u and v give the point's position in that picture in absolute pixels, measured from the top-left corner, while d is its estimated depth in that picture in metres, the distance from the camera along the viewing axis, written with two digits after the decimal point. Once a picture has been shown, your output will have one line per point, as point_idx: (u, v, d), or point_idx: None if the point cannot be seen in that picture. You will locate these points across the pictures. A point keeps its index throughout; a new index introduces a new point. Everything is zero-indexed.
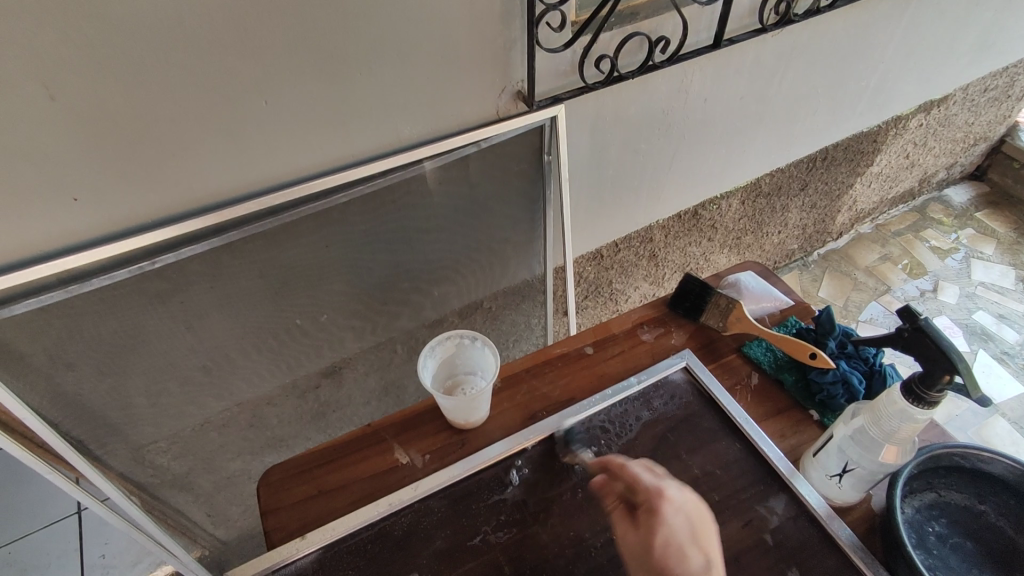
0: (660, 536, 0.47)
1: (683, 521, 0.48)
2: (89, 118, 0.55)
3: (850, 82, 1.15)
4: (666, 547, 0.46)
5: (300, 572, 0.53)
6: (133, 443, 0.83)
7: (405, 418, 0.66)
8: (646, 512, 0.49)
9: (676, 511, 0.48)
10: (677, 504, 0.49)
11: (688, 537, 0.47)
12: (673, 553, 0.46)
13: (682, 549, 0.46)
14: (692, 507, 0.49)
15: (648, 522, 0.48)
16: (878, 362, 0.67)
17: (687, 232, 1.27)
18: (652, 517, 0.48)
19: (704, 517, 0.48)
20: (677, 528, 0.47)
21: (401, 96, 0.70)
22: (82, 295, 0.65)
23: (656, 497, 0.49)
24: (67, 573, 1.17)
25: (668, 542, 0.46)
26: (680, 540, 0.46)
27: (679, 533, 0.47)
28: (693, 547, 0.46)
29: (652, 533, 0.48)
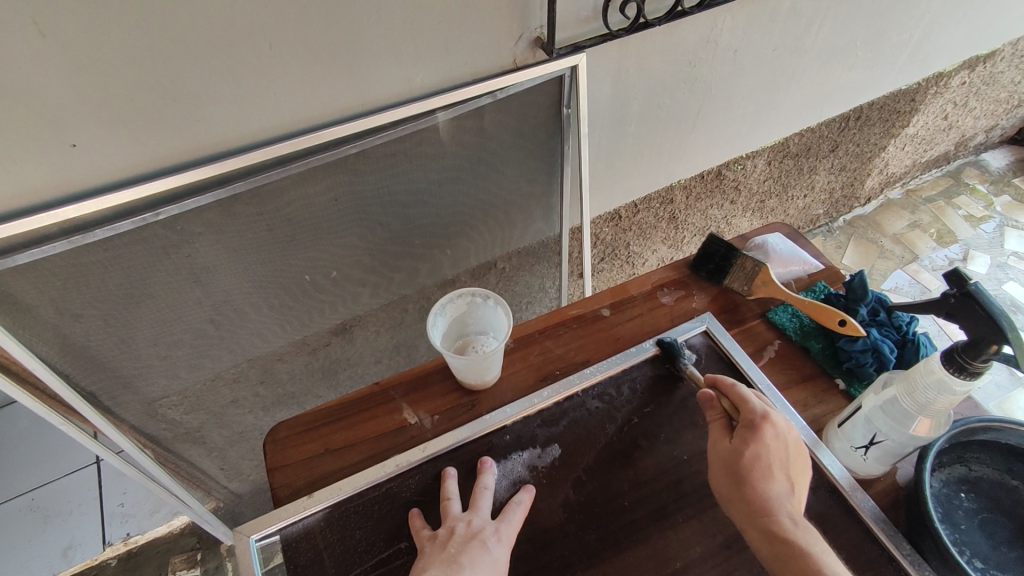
0: (752, 448, 0.51)
1: (781, 447, 0.52)
2: (82, 57, 0.52)
3: (891, 34, 1.08)
4: (758, 463, 0.51)
5: (308, 529, 0.53)
6: (144, 397, 0.83)
7: (415, 377, 0.64)
8: (745, 427, 0.53)
9: (776, 437, 0.52)
10: (782, 430, 0.52)
11: (780, 461, 0.51)
12: (762, 468, 0.50)
13: (772, 468, 0.50)
14: (795, 439, 0.52)
15: (745, 436, 0.52)
16: (912, 331, 0.64)
17: (709, 193, 1.22)
18: (750, 432, 0.52)
19: (801, 449, 0.52)
20: (774, 450, 0.51)
21: (413, 41, 0.66)
22: (85, 246, 0.64)
23: (762, 419, 0.52)
24: (88, 520, 1.20)
25: (758, 458, 0.51)
26: (771, 462, 0.51)
27: (775, 453, 0.51)
28: (783, 473, 0.50)
29: (746, 445, 0.52)
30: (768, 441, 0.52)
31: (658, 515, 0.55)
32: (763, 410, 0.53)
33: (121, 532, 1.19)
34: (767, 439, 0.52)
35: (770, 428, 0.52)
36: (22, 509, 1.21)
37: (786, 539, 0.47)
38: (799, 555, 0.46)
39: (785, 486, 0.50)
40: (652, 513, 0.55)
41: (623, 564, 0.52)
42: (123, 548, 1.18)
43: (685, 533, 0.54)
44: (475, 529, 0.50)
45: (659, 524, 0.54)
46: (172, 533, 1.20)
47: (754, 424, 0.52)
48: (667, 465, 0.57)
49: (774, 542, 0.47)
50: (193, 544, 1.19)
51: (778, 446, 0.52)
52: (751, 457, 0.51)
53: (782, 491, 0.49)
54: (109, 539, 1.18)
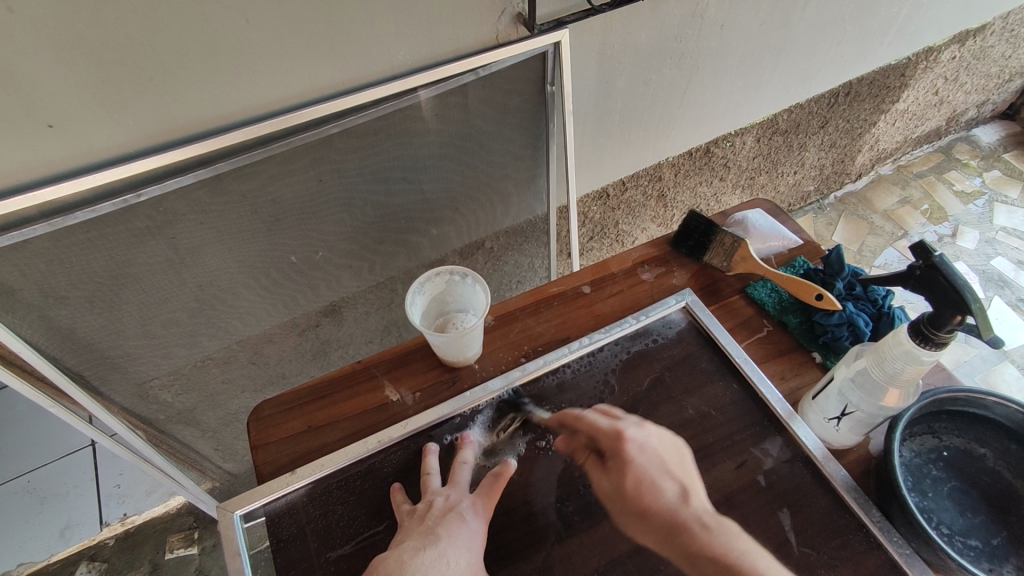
0: (629, 475, 0.51)
1: (653, 453, 0.52)
2: (52, 34, 0.51)
3: (880, 8, 1.07)
4: (637, 483, 0.50)
5: (291, 505, 0.54)
6: (134, 379, 0.84)
7: (397, 356, 0.65)
8: (613, 453, 0.53)
9: (640, 450, 0.52)
10: (640, 440, 0.52)
11: (658, 469, 0.51)
12: (646, 486, 0.50)
13: (654, 480, 0.50)
14: (654, 437, 0.53)
15: (617, 464, 0.52)
16: (887, 304, 0.65)
17: (698, 170, 1.22)
18: (616, 456, 0.52)
19: (666, 443, 0.53)
20: (647, 465, 0.51)
21: (391, 18, 0.65)
22: (67, 229, 0.63)
23: (617, 437, 0.52)
24: (85, 501, 1.22)
25: (638, 480, 0.50)
26: (649, 472, 0.51)
27: (649, 468, 0.51)
28: (668, 477, 0.50)
29: (624, 471, 0.51)
30: (635, 455, 0.51)
31: None
32: (613, 428, 0.53)
33: (118, 513, 1.21)
34: (633, 454, 0.52)
35: (628, 443, 0.52)
36: (19, 491, 1.22)
37: (705, 553, 0.46)
38: (716, 563, 0.45)
39: (672, 488, 0.50)
40: None
41: (602, 535, 0.54)
42: (120, 528, 1.20)
43: None
44: (451, 503, 0.52)
45: None
46: (169, 512, 1.22)
47: (617, 447, 0.52)
48: None
49: (697, 562, 0.46)
50: (190, 524, 1.21)
51: (649, 455, 0.52)
52: (632, 480, 0.50)
53: (670, 497, 0.49)
54: (106, 519, 1.20)
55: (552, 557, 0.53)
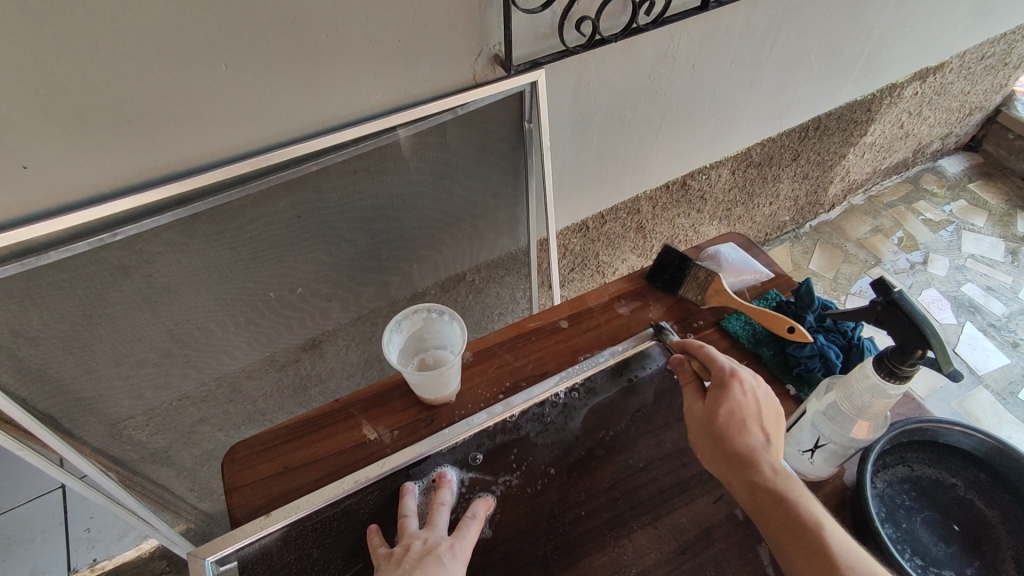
0: (726, 405, 0.54)
1: (752, 400, 0.55)
2: (28, 78, 0.52)
3: (843, 48, 1.12)
4: (733, 420, 0.54)
5: (265, 550, 0.53)
6: (107, 420, 0.82)
7: (374, 394, 0.65)
8: (716, 388, 0.56)
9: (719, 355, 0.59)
10: (749, 388, 0.55)
11: (752, 414, 0.54)
12: (737, 422, 0.54)
13: (746, 421, 0.54)
14: (763, 393, 0.55)
15: (716, 396, 0.55)
16: (856, 336, 0.66)
17: (676, 203, 1.25)
18: (721, 392, 0.55)
19: (772, 402, 0.55)
20: (746, 406, 0.54)
21: (371, 59, 0.66)
22: (40, 268, 0.63)
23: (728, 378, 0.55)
24: (53, 547, 1.18)
25: (731, 415, 0.54)
26: (744, 415, 0.54)
27: (747, 409, 0.54)
28: (757, 425, 0.54)
29: (719, 404, 0.55)
30: (739, 395, 0.55)
31: (615, 523, 0.56)
32: (729, 369, 0.56)
33: (88, 558, 1.16)
34: (735, 394, 0.55)
35: (736, 385, 0.55)
36: None
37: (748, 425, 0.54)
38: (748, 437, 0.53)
39: (762, 438, 0.53)
40: (608, 522, 0.56)
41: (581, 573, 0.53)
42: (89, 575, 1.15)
43: (641, 540, 0.55)
44: (430, 545, 0.51)
45: (615, 532, 0.56)
46: (141, 556, 1.18)
47: (723, 383, 0.56)
48: (623, 475, 0.59)
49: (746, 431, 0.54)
50: (163, 568, 1.17)
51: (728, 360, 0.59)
52: (726, 415, 0.54)
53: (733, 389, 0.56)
54: (75, 566, 1.16)
55: None
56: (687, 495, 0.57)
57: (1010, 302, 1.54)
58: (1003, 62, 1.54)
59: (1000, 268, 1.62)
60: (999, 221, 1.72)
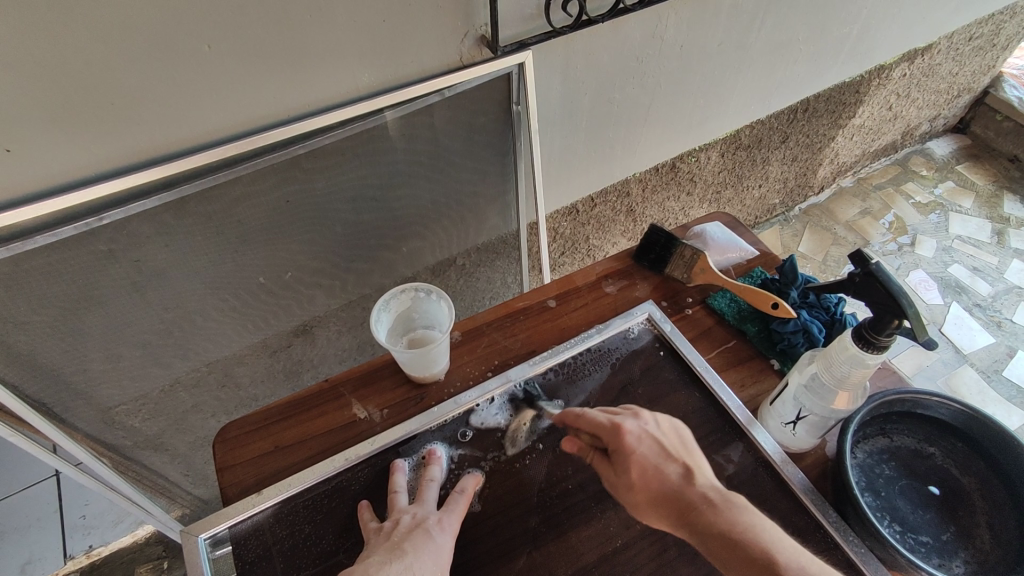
0: (635, 463, 0.52)
1: (647, 442, 0.54)
2: (8, 60, 0.51)
3: (831, 29, 1.12)
4: (645, 474, 0.52)
5: (258, 526, 0.54)
6: (99, 405, 0.82)
7: (363, 374, 0.65)
8: (615, 449, 0.54)
9: (624, 424, 0.55)
10: (640, 426, 0.55)
11: (658, 456, 0.53)
12: (651, 475, 0.52)
13: (655, 466, 0.52)
14: (651, 425, 0.55)
15: (621, 456, 0.54)
16: (839, 311, 0.67)
17: (665, 186, 1.25)
18: (620, 446, 0.54)
19: (666, 430, 0.55)
20: (647, 450, 0.53)
21: (356, 40, 0.66)
22: (27, 253, 0.63)
23: (615, 430, 0.55)
24: (48, 534, 1.18)
25: (643, 468, 0.52)
26: (649, 459, 0.53)
27: (650, 455, 0.53)
28: (669, 461, 0.52)
29: (626, 462, 0.53)
30: (636, 447, 0.54)
31: (601, 496, 0.57)
32: (611, 422, 0.55)
33: (84, 545, 1.17)
34: (633, 445, 0.54)
35: (626, 433, 0.54)
36: None
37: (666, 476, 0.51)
38: (682, 501, 0.50)
39: (677, 472, 0.52)
40: (594, 496, 0.57)
41: (568, 545, 0.54)
42: (85, 561, 1.16)
43: (626, 511, 0.56)
44: (419, 519, 0.52)
45: (602, 505, 0.57)
46: (137, 542, 1.19)
47: (615, 439, 0.54)
48: None
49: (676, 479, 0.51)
50: (159, 553, 1.18)
51: (644, 443, 0.54)
52: (641, 470, 0.52)
53: (634, 433, 0.54)
54: (71, 552, 1.16)
55: (522, 570, 0.53)
56: None
57: (996, 282, 1.56)
58: (991, 43, 1.55)
59: (987, 249, 1.63)
60: (986, 202, 1.74)
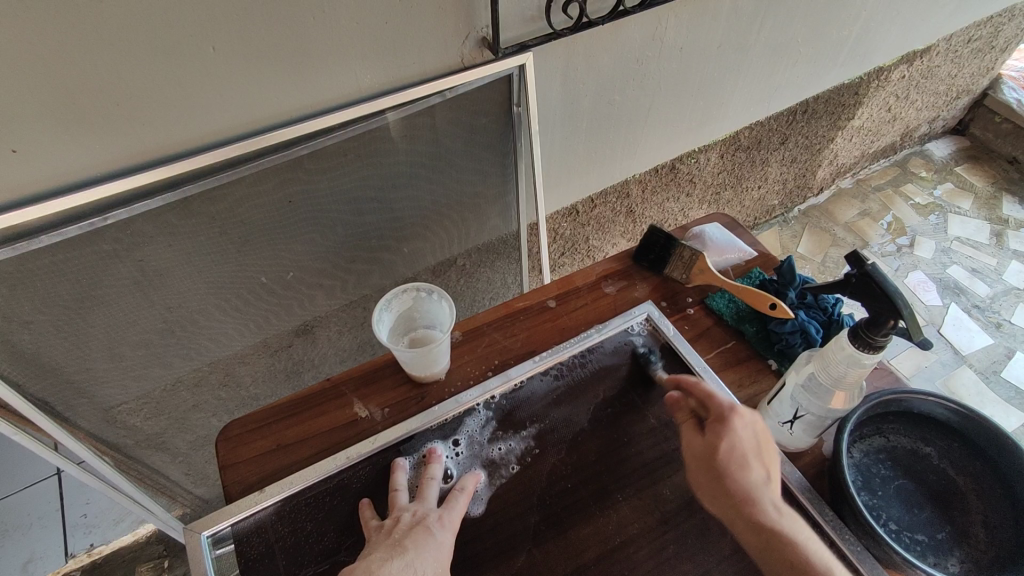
0: (727, 441, 0.52)
1: (751, 434, 0.53)
2: (14, 61, 0.52)
3: (831, 31, 1.12)
4: (734, 457, 0.51)
5: (260, 524, 0.54)
6: (102, 404, 0.83)
7: (365, 373, 0.66)
8: (716, 422, 0.53)
9: (744, 424, 0.53)
10: (749, 423, 0.53)
11: (752, 450, 0.52)
12: (736, 459, 0.52)
13: (746, 458, 0.51)
14: (759, 426, 0.53)
15: (716, 432, 0.53)
16: (837, 311, 0.67)
17: (665, 187, 1.26)
18: (721, 427, 0.53)
19: (767, 439, 0.53)
20: (746, 440, 0.52)
21: (358, 42, 0.67)
22: (32, 253, 0.63)
23: (729, 412, 0.53)
24: (50, 533, 1.19)
25: (733, 451, 0.52)
26: (744, 450, 0.52)
27: (745, 443, 0.52)
28: (756, 458, 0.52)
29: (721, 441, 0.52)
30: (739, 431, 0.52)
31: (600, 494, 0.57)
32: (729, 404, 0.53)
33: (85, 543, 1.17)
34: (736, 428, 0.52)
35: (737, 420, 0.52)
36: None
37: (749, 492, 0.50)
38: (754, 503, 0.50)
39: (761, 474, 0.51)
40: (593, 494, 0.58)
41: (567, 543, 0.55)
42: (87, 559, 1.16)
43: (625, 510, 0.56)
44: (420, 516, 0.52)
45: (601, 503, 0.57)
46: (138, 541, 1.19)
47: (723, 417, 0.53)
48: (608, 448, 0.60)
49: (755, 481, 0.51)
50: (161, 552, 1.18)
51: (748, 433, 0.53)
52: (727, 453, 0.52)
53: (741, 430, 0.52)
54: (73, 550, 1.17)
55: (522, 568, 0.54)
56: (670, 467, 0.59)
57: (994, 283, 1.57)
58: (990, 45, 1.55)
59: (986, 250, 1.64)
60: (985, 204, 1.74)
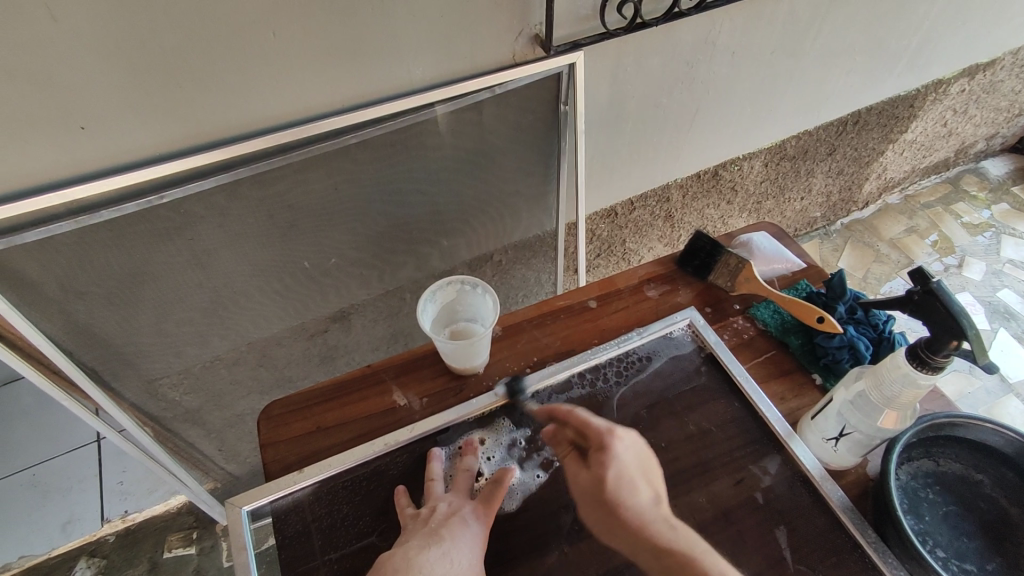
0: (612, 469, 0.52)
1: (632, 457, 0.54)
2: (87, 41, 0.54)
3: (889, 40, 1.09)
4: (620, 482, 0.52)
5: (297, 503, 0.55)
6: (145, 377, 0.85)
7: (404, 362, 0.66)
8: (597, 449, 0.54)
9: (624, 447, 0.54)
10: (625, 445, 0.54)
11: (636, 472, 0.53)
12: (624, 484, 0.52)
13: (634, 482, 0.52)
14: (638, 446, 0.55)
15: (599, 459, 0.53)
16: (888, 329, 0.66)
17: (706, 193, 1.24)
18: (603, 455, 0.53)
19: (647, 455, 0.55)
20: (627, 463, 0.53)
21: (413, 35, 0.67)
22: (91, 226, 0.66)
23: (605, 437, 0.54)
24: (87, 496, 1.23)
25: (619, 476, 0.52)
26: (629, 474, 0.53)
27: (629, 467, 0.53)
28: (642, 482, 0.53)
29: (603, 467, 0.53)
30: (620, 454, 0.53)
31: None
32: (605, 428, 0.54)
33: (120, 510, 1.21)
34: (618, 452, 0.53)
35: (615, 443, 0.53)
36: (24, 483, 1.24)
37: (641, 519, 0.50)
38: (645, 525, 0.50)
39: (648, 496, 0.52)
40: None
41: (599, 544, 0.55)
42: (121, 525, 1.20)
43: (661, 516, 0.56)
44: (455, 507, 0.53)
45: None
46: (169, 511, 1.23)
47: (602, 444, 0.54)
48: None
49: (640, 508, 0.51)
50: (190, 523, 1.22)
51: (627, 457, 0.54)
52: (614, 479, 0.52)
53: (621, 453, 0.53)
54: (107, 516, 1.21)
55: (553, 565, 0.53)
56: (707, 476, 0.58)
57: None
58: None
59: None
60: None
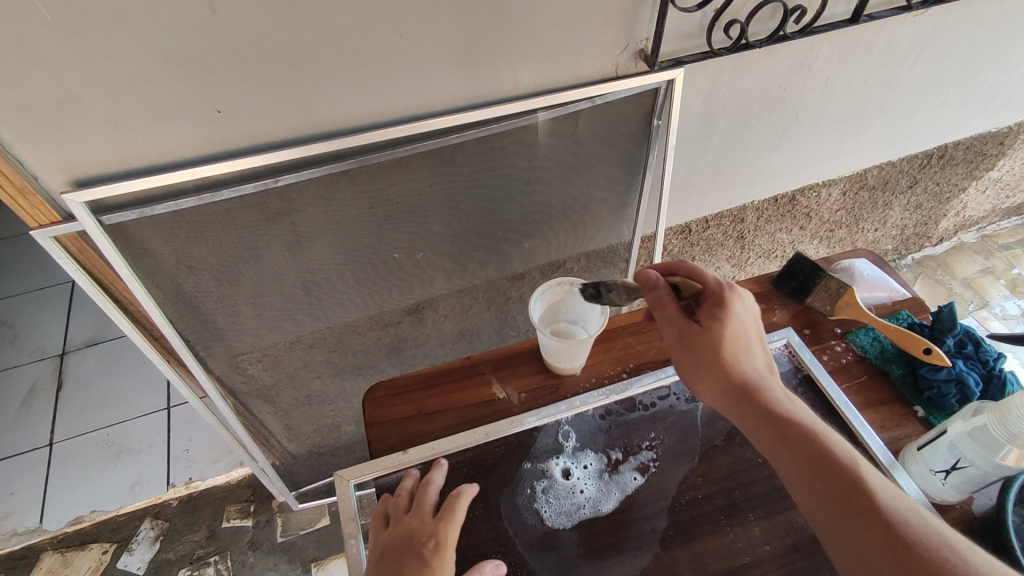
0: (726, 320, 0.57)
1: (746, 319, 0.59)
2: (239, 32, 0.58)
3: (987, 75, 1.07)
4: (734, 339, 0.57)
5: (402, 481, 0.62)
6: (232, 350, 0.89)
7: (501, 357, 0.73)
8: (714, 301, 0.59)
9: (743, 308, 0.58)
10: (743, 305, 0.59)
11: (749, 339, 0.58)
12: (740, 347, 0.57)
13: (751, 346, 0.57)
14: (753, 312, 0.60)
15: (716, 312, 0.58)
16: (998, 367, 0.65)
17: (780, 218, 1.23)
18: (720, 308, 0.58)
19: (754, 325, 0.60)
20: (743, 326, 0.58)
21: (527, 43, 0.70)
22: (212, 204, 0.70)
23: (726, 291, 0.59)
24: (154, 461, 1.29)
25: (736, 336, 0.57)
26: (747, 339, 0.58)
27: (744, 334, 0.58)
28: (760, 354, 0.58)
29: (720, 322, 0.58)
30: (736, 313, 0.58)
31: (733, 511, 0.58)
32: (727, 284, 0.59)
33: (184, 476, 1.27)
34: (735, 310, 0.58)
35: (736, 299, 0.58)
36: (98, 443, 1.31)
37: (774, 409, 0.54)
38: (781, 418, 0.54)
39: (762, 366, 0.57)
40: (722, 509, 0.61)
41: None
42: (183, 491, 1.26)
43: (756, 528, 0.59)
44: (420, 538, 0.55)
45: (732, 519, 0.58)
46: (229, 483, 1.28)
47: (720, 298, 0.59)
48: None
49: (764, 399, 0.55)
50: (247, 497, 1.26)
51: (742, 319, 0.59)
52: (730, 331, 0.57)
53: (739, 317, 0.58)
54: (173, 481, 1.26)
55: None
56: None
57: None
58: None
59: None
60: None
